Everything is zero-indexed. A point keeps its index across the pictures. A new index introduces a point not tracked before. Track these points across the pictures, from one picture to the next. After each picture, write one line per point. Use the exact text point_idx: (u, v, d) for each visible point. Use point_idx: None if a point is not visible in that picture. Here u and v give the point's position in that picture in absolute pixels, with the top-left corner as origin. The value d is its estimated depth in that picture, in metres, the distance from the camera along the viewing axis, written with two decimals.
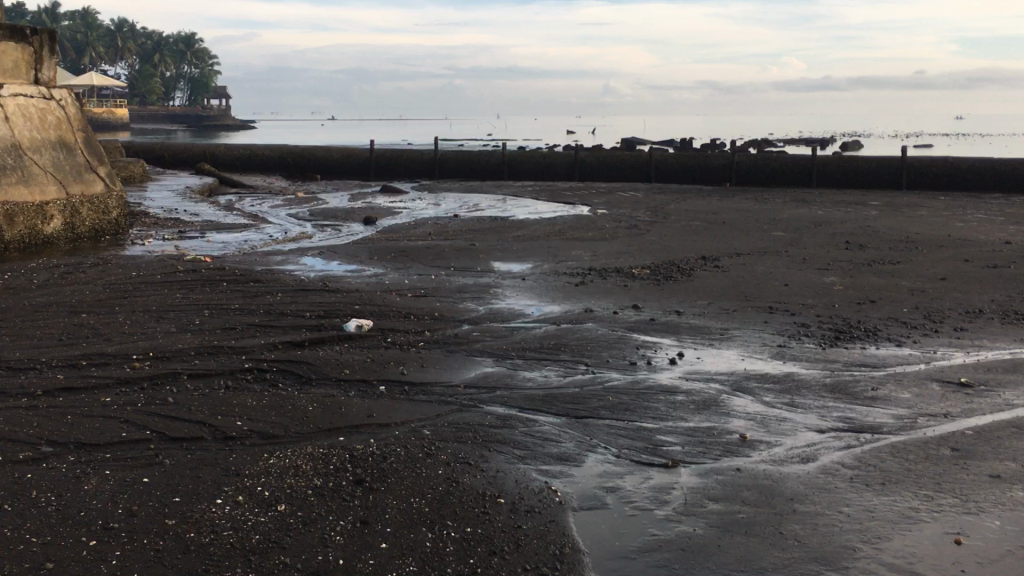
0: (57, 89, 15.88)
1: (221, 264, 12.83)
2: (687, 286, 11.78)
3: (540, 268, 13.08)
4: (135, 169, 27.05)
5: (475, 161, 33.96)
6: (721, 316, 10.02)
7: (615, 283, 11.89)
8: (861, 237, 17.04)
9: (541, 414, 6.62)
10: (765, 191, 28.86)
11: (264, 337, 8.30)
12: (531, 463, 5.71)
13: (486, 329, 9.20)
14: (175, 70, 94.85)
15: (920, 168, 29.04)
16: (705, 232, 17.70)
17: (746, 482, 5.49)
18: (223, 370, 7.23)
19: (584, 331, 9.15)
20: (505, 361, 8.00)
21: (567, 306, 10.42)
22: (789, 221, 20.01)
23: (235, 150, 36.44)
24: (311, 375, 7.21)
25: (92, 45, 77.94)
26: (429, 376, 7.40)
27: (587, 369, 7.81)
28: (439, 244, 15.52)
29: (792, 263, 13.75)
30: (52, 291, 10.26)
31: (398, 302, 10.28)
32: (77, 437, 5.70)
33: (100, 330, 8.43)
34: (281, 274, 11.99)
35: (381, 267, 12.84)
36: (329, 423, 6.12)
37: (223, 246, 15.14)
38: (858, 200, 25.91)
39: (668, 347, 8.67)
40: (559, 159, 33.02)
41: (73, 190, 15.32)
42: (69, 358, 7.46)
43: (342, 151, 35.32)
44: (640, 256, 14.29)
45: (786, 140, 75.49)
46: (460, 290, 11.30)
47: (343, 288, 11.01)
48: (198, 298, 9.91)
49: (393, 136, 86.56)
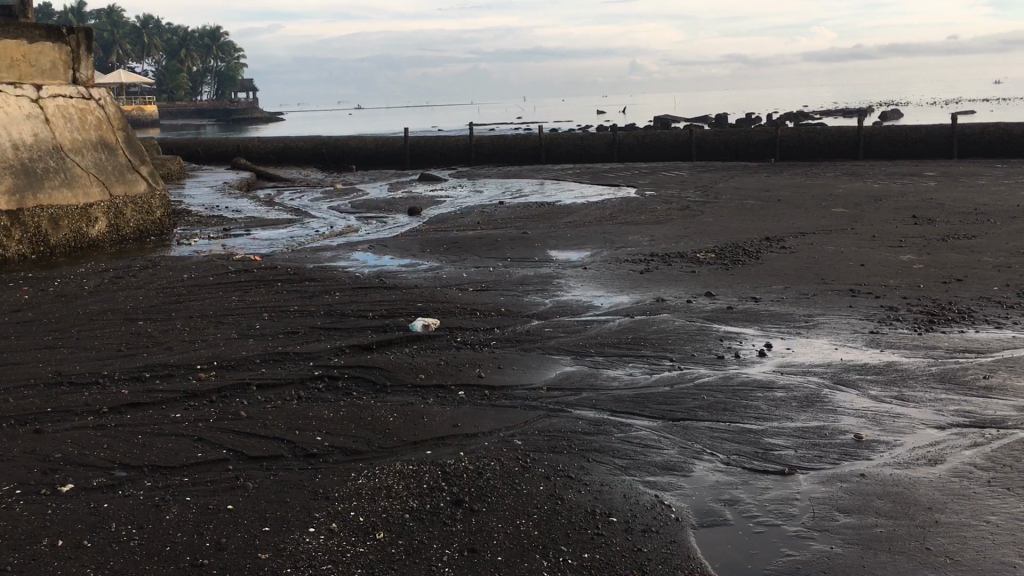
0: (96, 89, 15.66)
1: (272, 261, 12.53)
2: (757, 269, 11.30)
3: (599, 256, 12.66)
4: (173, 167, 26.91)
5: (513, 146, 33.49)
6: (801, 301, 9.52)
7: (681, 270, 11.42)
8: (927, 211, 16.36)
9: (635, 418, 6.18)
10: (811, 165, 28.10)
11: (330, 341, 7.94)
12: (636, 474, 5.27)
13: (557, 324, 8.78)
14: (203, 65, 95.07)
15: (972, 136, 28.11)
16: (761, 212, 17.12)
17: (875, 490, 4.99)
18: (293, 379, 6.88)
19: (661, 324, 8.72)
20: (584, 360, 7.57)
21: (636, 296, 10.00)
22: (846, 196, 19.37)
23: (270, 143, 36.26)
24: (385, 382, 6.84)
25: (120, 43, 78.16)
26: (508, 378, 6.99)
27: (674, 366, 7.36)
28: (489, 233, 15.12)
29: (862, 242, 13.16)
30: (105, 297, 9.99)
31: (460, 297, 9.90)
32: (150, 460, 5.37)
33: (159, 339, 8.12)
34: (335, 271, 11.67)
35: (436, 261, 12.47)
36: (413, 436, 5.74)
37: (270, 243, 14.84)
38: (911, 171, 25.11)
39: (753, 337, 8.20)
40: (598, 140, 32.44)
41: (117, 191, 15.09)
42: (132, 370, 7.15)
43: (377, 141, 35.00)
44: (701, 240, 13.77)
45: (822, 112, 74.19)
46: (521, 282, 10.91)
47: (401, 283, 10.66)
48: (255, 301, 9.58)
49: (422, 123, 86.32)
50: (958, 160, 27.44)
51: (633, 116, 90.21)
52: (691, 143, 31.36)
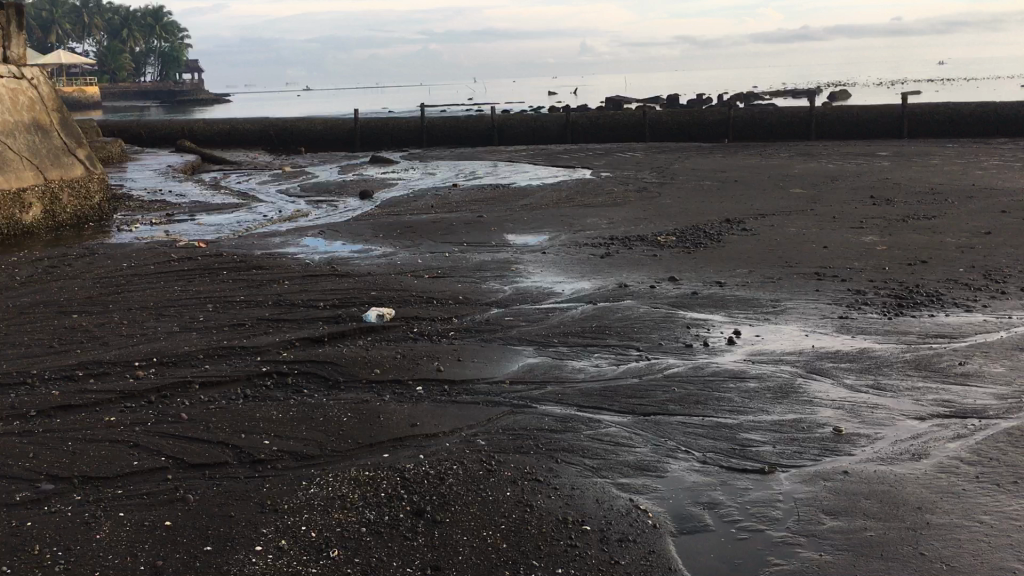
0: (28, 68, 14.84)
1: (217, 248, 11.98)
2: (719, 253, 11.05)
3: (558, 240, 12.34)
4: (113, 150, 25.96)
5: (465, 128, 32.97)
6: (767, 285, 9.27)
7: (643, 254, 11.12)
8: (884, 192, 16.28)
9: (604, 413, 5.85)
10: (765, 146, 28.04)
11: (279, 334, 7.49)
12: (608, 476, 4.95)
13: (518, 313, 8.42)
14: (146, 45, 92.58)
15: (922, 116, 28.28)
16: (719, 193, 16.91)
17: (860, 489, 4.73)
18: (239, 376, 6.43)
19: (625, 311, 8.41)
20: (548, 351, 7.23)
21: (598, 282, 9.69)
22: (802, 177, 19.27)
23: (216, 125, 35.26)
24: (338, 378, 6.42)
25: (58, 22, 75.65)
26: (468, 372, 6.63)
27: (641, 356, 7.05)
28: (444, 217, 14.67)
29: (823, 223, 12.98)
30: (37, 289, 9.39)
31: (416, 284, 9.50)
32: (81, 470, 4.91)
33: (94, 333, 7.60)
34: (284, 258, 11.18)
35: (390, 246, 12.02)
36: (369, 437, 5.34)
37: (216, 229, 14.25)
38: (864, 151, 25.14)
39: (721, 324, 7.93)
40: (551, 121, 32.05)
41: (51, 176, 14.35)
42: (63, 368, 6.63)
43: (326, 122, 34.21)
44: (661, 223, 13.49)
45: (772, 93, 74.63)
46: (479, 268, 10.53)
47: (354, 270, 10.22)
48: (199, 291, 9.07)
49: (371, 104, 85.08)
50: (909, 140, 27.59)
51: (584, 98, 89.79)
52: (645, 124, 31.13)
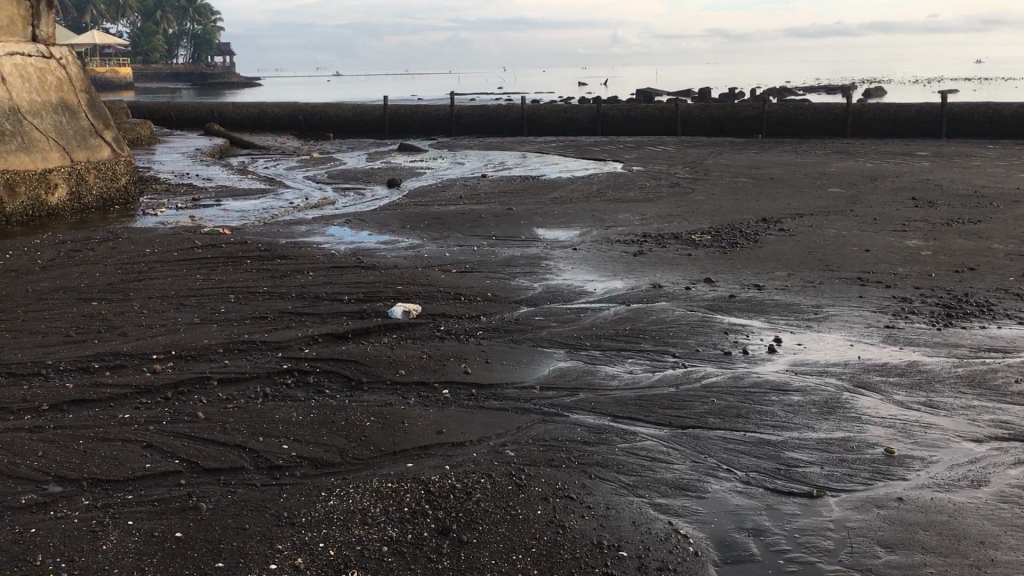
0: (57, 48, 14.67)
1: (242, 236, 11.78)
2: (756, 253, 10.70)
3: (589, 236, 12.03)
4: (142, 131, 25.88)
5: (495, 118, 32.65)
6: (808, 290, 8.90)
7: (677, 253, 10.78)
8: (924, 193, 15.81)
9: (639, 425, 5.55)
10: (799, 143, 27.50)
11: (301, 330, 7.25)
12: (645, 495, 4.65)
13: (548, 312, 8.12)
14: (178, 27, 92.89)
15: (962, 115, 27.60)
16: (754, 191, 16.51)
17: (917, 519, 4.40)
18: (259, 374, 6.19)
19: (660, 313, 8.10)
20: (579, 354, 6.93)
21: (631, 281, 9.37)
22: (839, 176, 18.80)
23: (245, 108, 35.14)
24: (361, 379, 6.16)
25: (92, 2, 75.90)
26: (497, 376, 6.34)
27: (678, 364, 6.74)
28: (473, 209, 14.39)
29: (864, 225, 12.56)
30: (58, 274, 9.20)
31: (443, 279, 9.24)
32: (90, 471, 4.68)
33: (113, 323, 7.39)
34: (309, 247, 10.95)
35: (417, 238, 11.76)
36: (392, 445, 5.08)
37: (241, 215, 14.05)
38: (901, 150, 24.58)
39: (761, 330, 7.60)
40: (582, 113, 31.65)
41: (78, 157, 14.20)
42: (79, 360, 6.42)
43: (355, 108, 34.01)
44: (695, 221, 13.14)
45: (805, 89, 73.59)
46: (508, 264, 10.25)
47: (380, 263, 9.97)
48: (221, 280, 8.85)
49: (400, 91, 84.85)
50: (947, 141, 26.96)
51: (614, 89, 89.11)
52: (677, 117, 30.66)
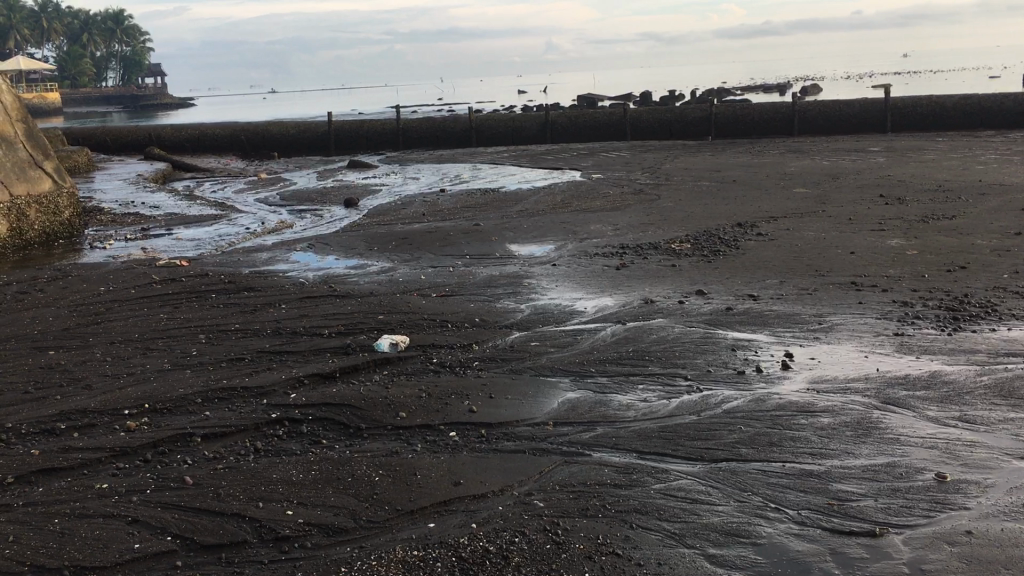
0: None
1: (201, 267, 11.15)
2: (741, 261, 10.40)
3: (565, 250, 11.64)
4: (80, 159, 24.89)
5: (443, 129, 32.15)
6: (805, 298, 8.58)
7: (660, 265, 10.42)
8: (890, 189, 15.72)
9: (670, 461, 5.13)
10: (751, 143, 27.49)
11: (284, 371, 6.71)
12: (697, 545, 4.23)
13: (543, 337, 7.68)
14: (107, 50, 90.66)
15: (907, 109, 27.84)
16: (720, 195, 16.28)
17: (995, 556, 4.05)
18: (246, 426, 5.64)
19: (660, 332, 7.71)
20: (587, 383, 6.49)
21: (621, 298, 8.98)
22: (800, 175, 18.70)
23: (185, 131, 34.13)
24: (359, 425, 5.65)
25: (18, 28, 73.49)
26: (505, 413, 5.88)
27: (692, 388, 6.34)
28: (438, 227, 13.91)
29: (842, 226, 12.36)
30: (7, 320, 8.51)
31: (424, 305, 8.75)
32: (72, 559, 4.11)
33: (75, 374, 6.76)
34: (275, 276, 10.37)
35: (387, 261, 11.25)
36: (408, 503, 4.59)
37: (196, 244, 13.37)
38: (853, 146, 24.67)
39: (769, 345, 7.25)
40: (531, 121, 31.32)
41: (17, 191, 13.39)
42: (42, 421, 5.81)
43: (300, 126, 33.25)
44: (670, 229, 12.81)
45: (743, 88, 74.34)
46: (488, 284, 9.81)
47: (355, 290, 9.44)
48: (188, 319, 8.25)
49: (339, 106, 83.70)
50: (895, 134, 27.17)
51: (553, 96, 89.13)
52: (626, 122, 30.50)
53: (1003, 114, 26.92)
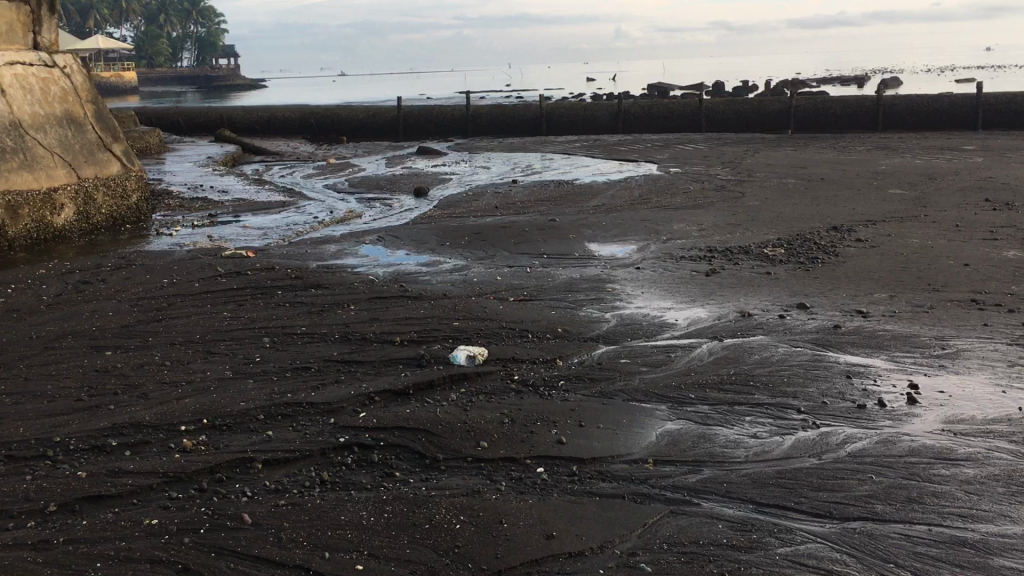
0: (60, 55, 13.53)
1: (268, 260, 10.71)
2: (842, 271, 9.59)
3: (648, 252, 10.94)
4: (151, 140, 24.85)
5: (513, 117, 31.48)
6: (921, 317, 7.76)
7: (754, 272, 9.65)
8: (996, 193, 14.62)
9: (793, 518, 4.44)
10: (834, 138, 26.28)
11: (353, 385, 6.16)
12: None
13: (633, 353, 7.00)
14: (182, 29, 91.90)
15: (1000, 106, 26.36)
16: (809, 194, 15.37)
17: None
18: (311, 452, 5.11)
19: (763, 352, 7.00)
20: (686, 412, 5.81)
21: (715, 309, 8.27)
22: (892, 174, 17.65)
23: (255, 112, 34.06)
24: (435, 456, 5.08)
25: (96, 8, 74.80)
26: (598, 446, 5.26)
27: (808, 423, 5.62)
28: (512, 221, 13.30)
29: (949, 234, 11.41)
30: (67, 313, 8.14)
31: (502, 310, 8.15)
32: None
33: (132, 380, 6.32)
34: (344, 273, 9.87)
35: (460, 258, 10.67)
36: (494, 561, 3.99)
37: (263, 233, 12.97)
38: (945, 144, 23.37)
39: (888, 372, 6.48)
40: (604, 110, 30.48)
41: (86, 174, 13.15)
42: (93, 436, 5.36)
43: (369, 110, 32.91)
44: (760, 231, 12.01)
45: (819, 79, 72.14)
46: (569, 288, 9.17)
47: (428, 291, 8.89)
48: (251, 319, 7.78)
49: (406, 90, 83.46)
50: (989, 132, 25.69)
51: (622, 84, 87.73)
52: (701, 113, 29.48)
53: None
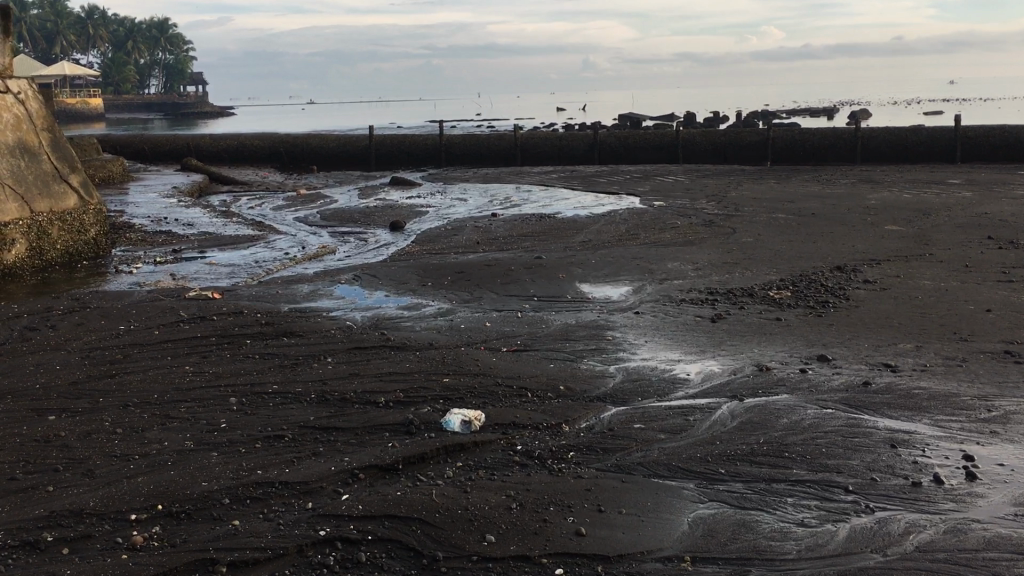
0: (14, 80, 12.63)
1: (235, 302, 9.86)
2: (856, 317, 8.95)
3: (645, 294, 10.26)
4: (113, 169, 23.89)
5: (488, 147, 30.85)
6: (955, 373, 7.09)
7: (763, 318, 8.99)
8: (995, 231, 14.13)
9: None
10: (815, 171, 25.87)
11: (334, 459, 5.34)
12: None
13: (647, 417, 6.24)
14: (149, 56, 90.63)
15: (977, 139, 26.13)
16: (802, 230, 14.80)
17: None
18: (286, 550, 4.29)
19: (792, 415, 6.27)
20: (719, 492, 5.06)
21: (729, 361, 7.57)
22: (882, 210, 17.16)
23: (222, 141, 33.13)
24: (434, 554, 4.28)
25: (62, 33, 73.50)
26: (625, 538, 4.48)
27: (860, 507, 4.88)
28: (495, 258, 12.57)
29: (959, 275, 10.83)
30: (8, 367, 7.26)
31: (496, 363, 7.38)
32: None
33: (75, 453, 5.45)
34: (319, 317, 9.07)
35: (445, 301, 9.90)
36: None
37: (231, 272, 12.12)
38: (928, 178, 22.99)
39: (937, 442, 5.76)
40: (581, 141, 29.92)
41: (39, 207, 12.23)
42: (24, 528, 4.50)
43: (341, 139, 32.13)
44: (760, 271, 11.36)
45: (789, 111, 72.46)
46: (566, 335, 8.43)
47: (413, 340, 8.10)
48: (217, 375, 6.94)
49: (375, 119, 82.67)
50: (968, 165, 25.42)
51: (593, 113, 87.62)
52: (678, 145, 29.01)
53: None
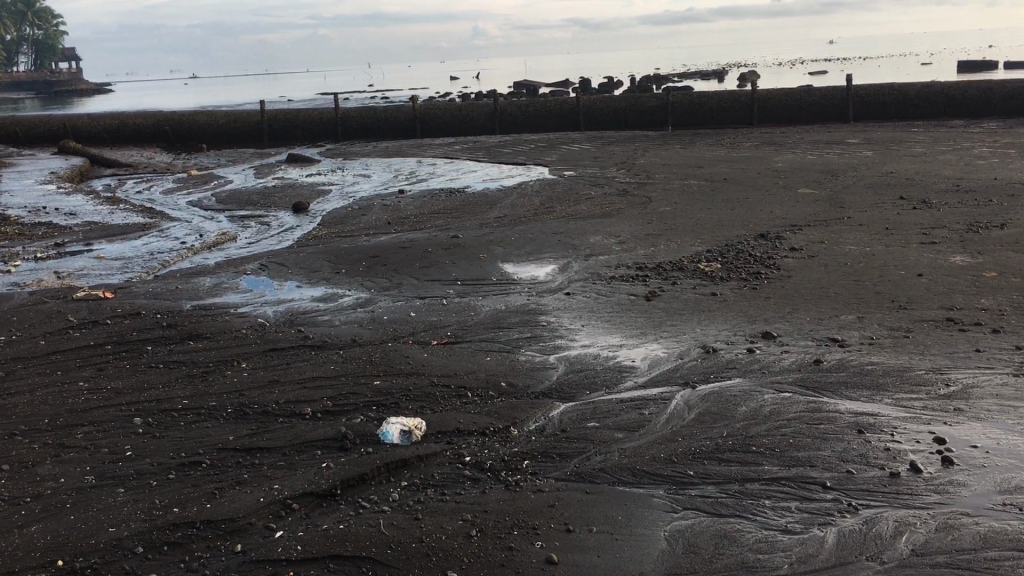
0: None
1: (130, 301, 8.99)
2: (791, 288, 8.70)
3: (571, 272, 9.82)
4: None
5: (386, 119, 29.88)
6: (905, 346, 6.88)
7: (698, 294, 8.66)
8: (906, 190, 14.20)
9: None
10: (716, 134, 25.89)
11: (262, 488, 4.72)
12: None
13: (600, 413, 5.79)
14: (15, 31, 85.11)
15: (869, 98, 26.56)
16: (718, 197, 14.60)
17: None
18: None
19: (752, 402, 5.91)
20: (693, 497, 4.65)
21: (673, 343, 7.19)
22: (791, 172, 17.15)
23: (101, 120, 31.17)
24: None
25: None
26: (602, 564, 4.03)
27: (843, 505, 4.54)
28: (410, 239, 11.92)
29: (882, 238, 10.74)
30: None
31: (428, 360, 6.82)
32: None
33: None
34: (227, 315, 8.31)
35: (363, 291, 9.24)
36: None
37: (122, 265, 11.15)
38: (828, 138, 23.22)
39: (905, 424, 5.48)
40: (481, 110, 29.25)
41: None
42: None
43: (231, 116, 30.63)
44: (685, 243, 11.06)
45: (681, 74, 73.03)
46: (498, 322, 7.91)
47: (334, 338, 7.46)
48: (116, 392, 6.17)
49: (263, 92, 79.74)
50: (862, 125, 25.83)
51: (487, 81, 86.61)
52: (580, 112, 28.65)
53: (966, 104, 25.83)
